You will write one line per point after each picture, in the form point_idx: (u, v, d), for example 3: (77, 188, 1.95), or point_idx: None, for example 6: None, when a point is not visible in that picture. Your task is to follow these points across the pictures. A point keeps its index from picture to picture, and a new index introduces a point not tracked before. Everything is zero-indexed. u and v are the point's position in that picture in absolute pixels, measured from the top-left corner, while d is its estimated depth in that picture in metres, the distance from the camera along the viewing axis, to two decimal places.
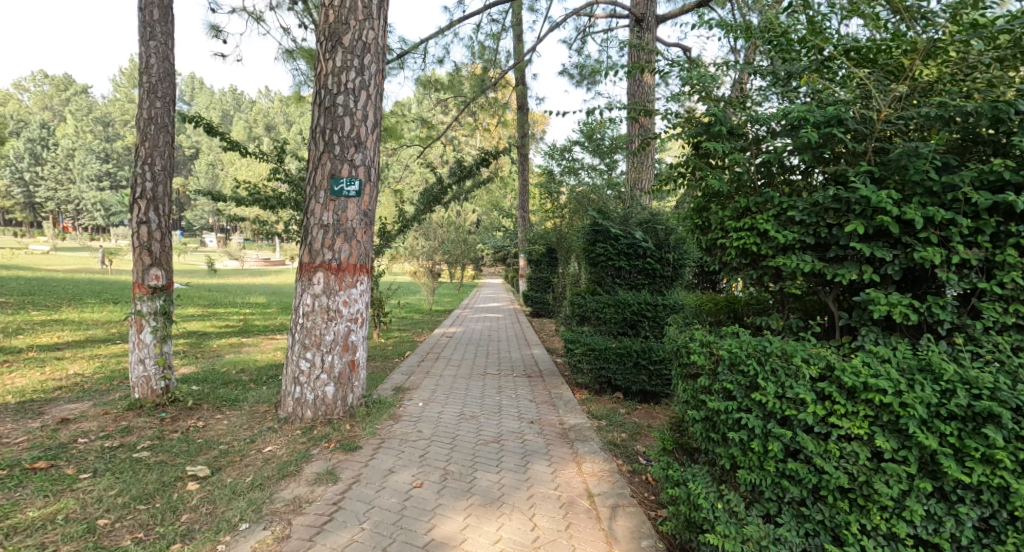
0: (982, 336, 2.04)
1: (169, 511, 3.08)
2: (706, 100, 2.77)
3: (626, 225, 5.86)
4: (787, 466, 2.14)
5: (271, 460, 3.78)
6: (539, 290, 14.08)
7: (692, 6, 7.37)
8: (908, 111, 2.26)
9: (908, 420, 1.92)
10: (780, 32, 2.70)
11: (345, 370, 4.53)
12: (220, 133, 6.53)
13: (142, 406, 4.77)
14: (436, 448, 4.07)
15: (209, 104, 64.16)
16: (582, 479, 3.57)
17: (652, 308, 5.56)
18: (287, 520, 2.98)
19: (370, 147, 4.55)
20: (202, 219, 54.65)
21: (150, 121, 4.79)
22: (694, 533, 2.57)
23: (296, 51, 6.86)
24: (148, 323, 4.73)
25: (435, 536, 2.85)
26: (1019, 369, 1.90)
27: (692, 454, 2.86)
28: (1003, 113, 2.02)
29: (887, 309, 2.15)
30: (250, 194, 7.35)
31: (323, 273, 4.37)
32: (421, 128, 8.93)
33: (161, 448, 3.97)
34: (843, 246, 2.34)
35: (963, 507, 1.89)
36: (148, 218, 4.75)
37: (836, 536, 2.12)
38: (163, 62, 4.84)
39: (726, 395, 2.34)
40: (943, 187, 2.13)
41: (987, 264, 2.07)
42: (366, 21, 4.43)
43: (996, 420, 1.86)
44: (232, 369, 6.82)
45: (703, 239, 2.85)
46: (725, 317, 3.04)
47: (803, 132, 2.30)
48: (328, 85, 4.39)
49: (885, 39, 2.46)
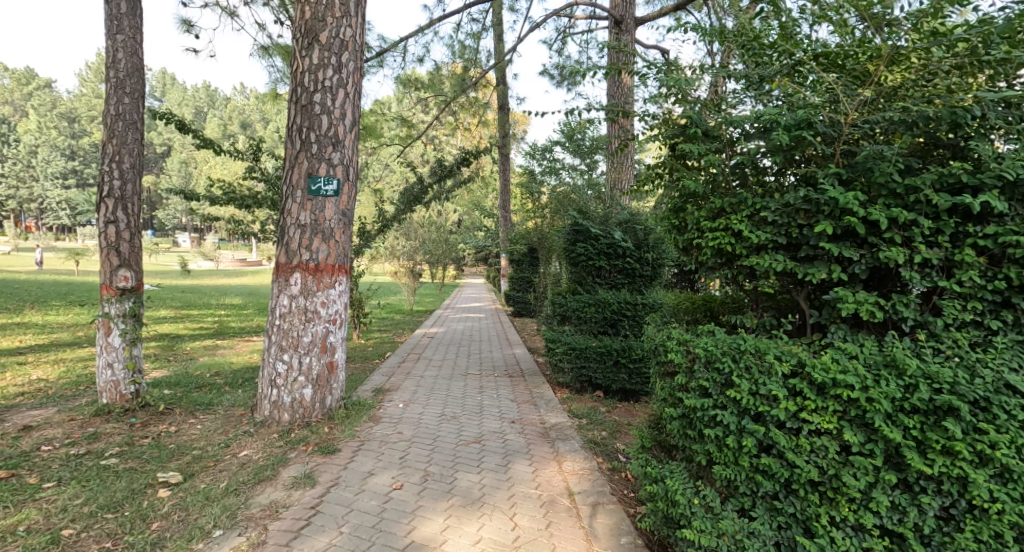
0: (942, 332, 2.11)
1: (139, 519, 3.02)
2: (682, 103, 2.80)
3: (605, 225, 5.90)
4: (760, 461, 2.19)
5: (246, 464, 3.72)
6: (519, 290, 14.10)
7: (670, 10, 7.47)
8: (873, 115, 2.31)
9: (874, 414, 1.98)
10: (753, 37, 2.75)
11: (324, 372, 4.48)
12: (193, 130, 6.40)
13: (111, 411, 4.65)
14: (417, 449, 4.05)
15: (183, 101, 63.02)
16: (563, 478, 3.59)
17: (632, 308, 5.61)
18: (263, 526, 2.94)
19: (348, 146, 4.50)
20: (175, 219, 53.67)
21: (118, 118, 4.67)
22: (671, 528, 2.61)
23: (273, 48, 6.77)
24: (116, 325, 4.62)
25: (415, 537, 2.84)
26: (977, 363, 1.97)
27: (670, 451, 2.89)
28: (961, 118, 2.08)
29: (854, 307, 2.21)
30: (224, 193, 7.21)
31: (300, 273, 4.32)
32: (401, 127, 8.91)
33: (130, 455, 3.89)
34: (814, 246, 2.40)
35: (926, 497, 1.95)
36: (117, 217, 4.64)
37: (807, 528, 2.16)
38: (132, 56, 4.73)
39: (702, 392, 2.38)
40: (906, 189, 2.19)
41: (947, 263, 2.14)
42: (343, 18, 4.38)
43: (956, 413, 1.92)
44: (207, 372, 6.69)
45: (680, 239, 2.89)
46: (701, 316, 3.06)
47: (775, 135, 2.35)
48: (305, 82, 4.34)
49: (853, 45, 2.53)
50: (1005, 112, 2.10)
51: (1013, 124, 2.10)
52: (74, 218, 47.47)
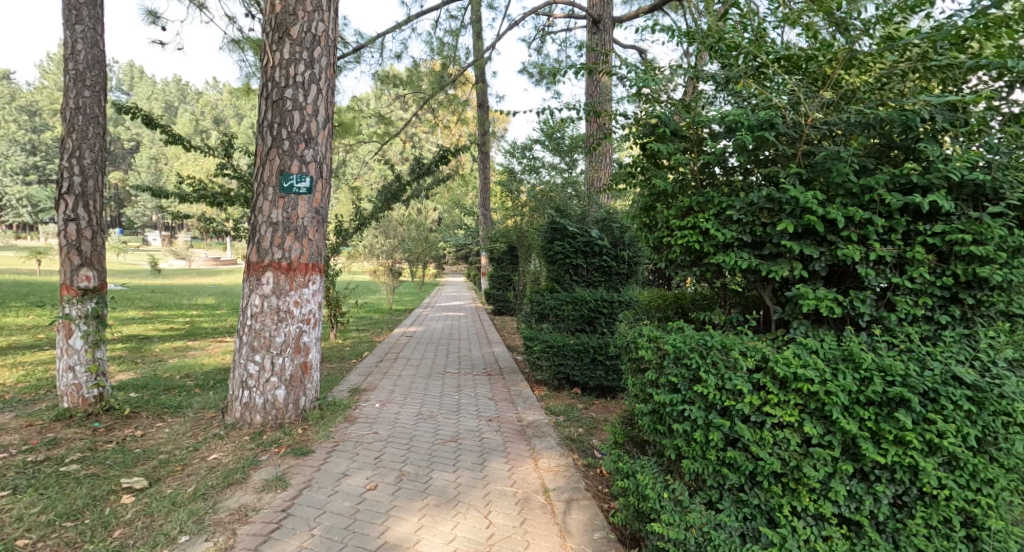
0: (896, 327, 2.18)
1: (100, 527, 2.94)
2: (653, 103, 2.81)
3: (583, 223, 5.95)
4: (726, 455, 2.23)
5: (215, 468, 3.65)
6: (499, 288, 14.10)
7: (646, 10, 7.54)
8: (832, 117, 2.36)
9: (832, 407, 2.04)
10: (719, 38, 2.76)
11: (297, 372, 4.41)
12: (160, 125, 6.22)
13: (73, 416, 4.52)
14: (392, 449, 4.03)
15: (152, 96, 61.38)
16: (538, 475, 3.62)
17: (608, 305, 5.67)
18: (231, 530, 2.89)
19: (321, 143, 4.44)
20: (142, 216, 52.28)
21: (78, 112, 4.53)
22: (643, 522, 2.65)
23: (244, 41, 6.62)
24: (78, 327, 4.50)
25: (389, 537, 2.83)
26: (927, 356, 2.04)
27: (642, 446, 2.93)
28: (911, 120, 2.16)
29: (815, 304, 2.26)
30: (195, 190, 7.04)
31: (272, 273, 4.25)
32: (379, 124, 8.83)
33: (93, 461, 3.78)
34: (777, 244, 2.45)
35: (880, 486, 2.02)
36: (77, 214, 4.50)
37: (771, 519, 2.22)
38: (92, 48, 4.59)
39: (671, 387, 2.41)
40: (862, 189, 2.25)
41: (899, 260, 2.22)
42: (314, 12, 4.32)
43: (907, 404, 1.99)
44: (175, 374, 6.52)
45: (651, 237, 2.93)
46: (672, 313, 3.10)
47: (739, 135, 2.39)
48: (276, 77, 4.27)
49: (813, 48, 2.58)
50: (954, 116, 2.17)
51: (960, 126, 2.19)
52: (36, 216, 45.76)
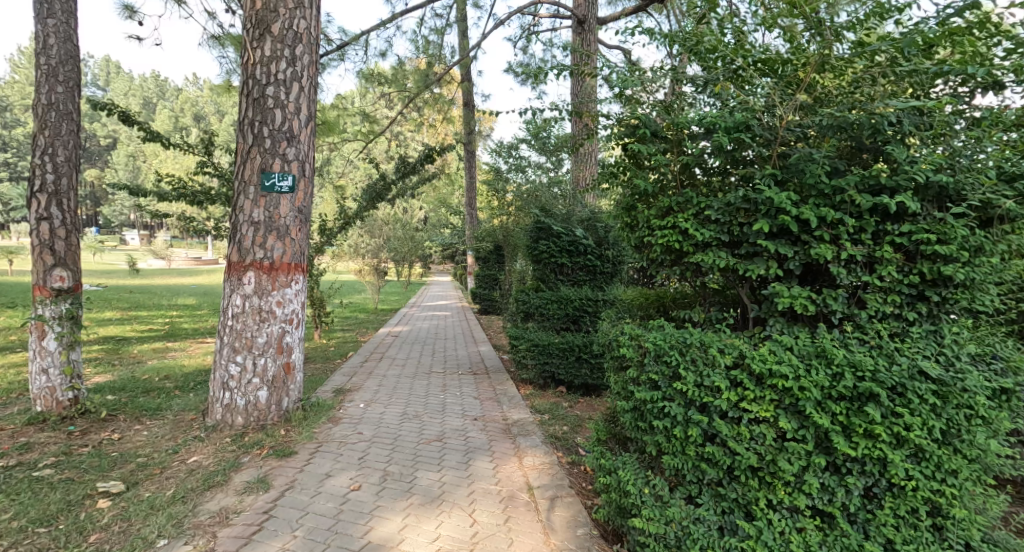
0: (866, 324, 2.24)
1: (75, 532, 2.90)
2: (634, 104, 2.83)
3: (567, 222, 5.98)
4: (705, 450, 2.26)
5: (195, 471, 3.61)
6: (485, 288, 14.10)
7: (631, 11, 7.58)
8: (806, 119, 2.43)
9: (806, 402, 2.08)
10: (698, 41, 2.78)
11: (280, 373, 4.38)
12: (137, 122, 6.10)
13: (46, 419, 4.42)
14: (376, 449, 4.02)
15: (128, 92, 60.25)
16: (523, 473, 3.64)
17: (593, 304, 5.71)
18: (212, 533, 2.87)
19: (303, 141, 4.41)
20: (119, 214, 51.28)
21: (50, 108, 4.44)
22: (625, 518, 2.68)
23: (225, 37, 6.53)
24: (52, 329, 4.42)
25: (372, 538, 2.83)
26: (895, 352, 2.10)
27: (624, 443, 2.96)
28: (879, 124, 2.22)
29: (790, 301, 2.31)
30: (174, 188, 6.93)
31: (254, 273, 4.22)
32: (363, 122, 8.77)
33: (67, 465, 3.71)
34: (753, 243, 2.50)
35: (852, 478, 2.08)
36: (51, 213, 4.42)
37: (748, 512, 2.26)
38: (65, 43, 4.51)
39: (652, 384, 2.43)
40: (834, 189, 2.30)
41: (869, 259, 2.27)
42: (296, 9, 4.28)
43: (876, 399, 2.05)
44: (154, 376, 6.42)
45: (633, 236, 2.95)
46: (654, 311, 3.14)
47: (716, 137, 2.42)
48: (256, 74, 4.23)
49: (788, 52, 2.62)
50: (920, 120, 2.23)
51: (925, 130, 2.25)
52: (10, 215, 44.64)
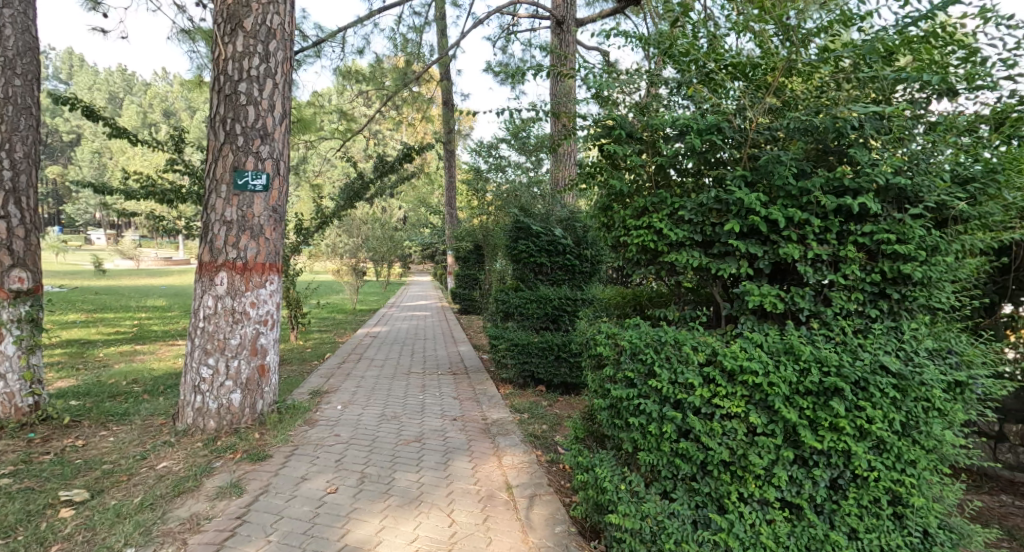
0: (832, 321, 2.31)
1: (37, 543, 2.82)
2: (609, 106, 2.87)
3: (547, 222, 6.02)
4: (679, 446, 2.31)
5: (165, 476, 3.55)
6: (465, 287, 14.10)
7: (609, 12, 7.66)
8: (774, 122, 2.49)
9: (775, 397, 2.15)
10: (672, 44, 2.83)
11: (254, 375, 4.32)
12: (103, 118, 5.95)
13: (4, 427, 4.25)
14: (353, 451, 3.99)
15: (95, 87, 58.58)
16: (502, 471, 3.66)
17: (572, 303, 5.77)
18: (182, 540, 2.82)
19: (277, 139, 4.36)
20: (87, 213, 49.85)
21: (8, 103, 4.30)
22: (602, 514, 2.72)
23: (196, 32, 6.41)
24: (10, 332, 4.28)
25: (348, 540, 2.82)
26: (858, 348, 2.18)
27: (601, 440, 3.00)
28: (842, 128, 2.30)
29: (760, 299, 2.37)
30: (143, 186, 6.76)
31: (227, 273, 4.15)
32: (341, 121, 8.70)
33: (27, 474, 3.61)
34: (725, 243, 2.56)
35: (818, 470, 2.15)
36: (9, 211, 4.29)
37: (720, 505, 2.32)
38: (23, 34, 4.38)
39: (628, 382, 2.47)
40: (801, 191, 2.38)
41: (835, 259, 2.35)
42: (269, 5, 4.23)
43: (841, 393, 2.12)
44: (122, 380, 6.26)
45: (609, 236, 2.99)
46: (631, 309, 3.19)
47: (689, 139, 2.47)
48: (228, 70, 4.16)
49: (758, 55, 2.68)
50: (880, 124, 2.32)
51: (885, 133, 2.33)
52: None
